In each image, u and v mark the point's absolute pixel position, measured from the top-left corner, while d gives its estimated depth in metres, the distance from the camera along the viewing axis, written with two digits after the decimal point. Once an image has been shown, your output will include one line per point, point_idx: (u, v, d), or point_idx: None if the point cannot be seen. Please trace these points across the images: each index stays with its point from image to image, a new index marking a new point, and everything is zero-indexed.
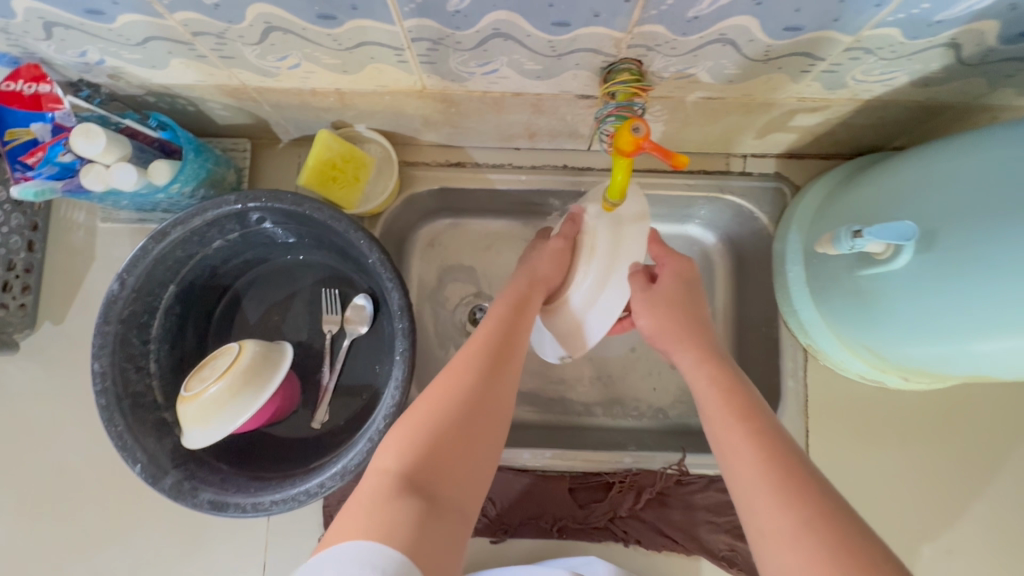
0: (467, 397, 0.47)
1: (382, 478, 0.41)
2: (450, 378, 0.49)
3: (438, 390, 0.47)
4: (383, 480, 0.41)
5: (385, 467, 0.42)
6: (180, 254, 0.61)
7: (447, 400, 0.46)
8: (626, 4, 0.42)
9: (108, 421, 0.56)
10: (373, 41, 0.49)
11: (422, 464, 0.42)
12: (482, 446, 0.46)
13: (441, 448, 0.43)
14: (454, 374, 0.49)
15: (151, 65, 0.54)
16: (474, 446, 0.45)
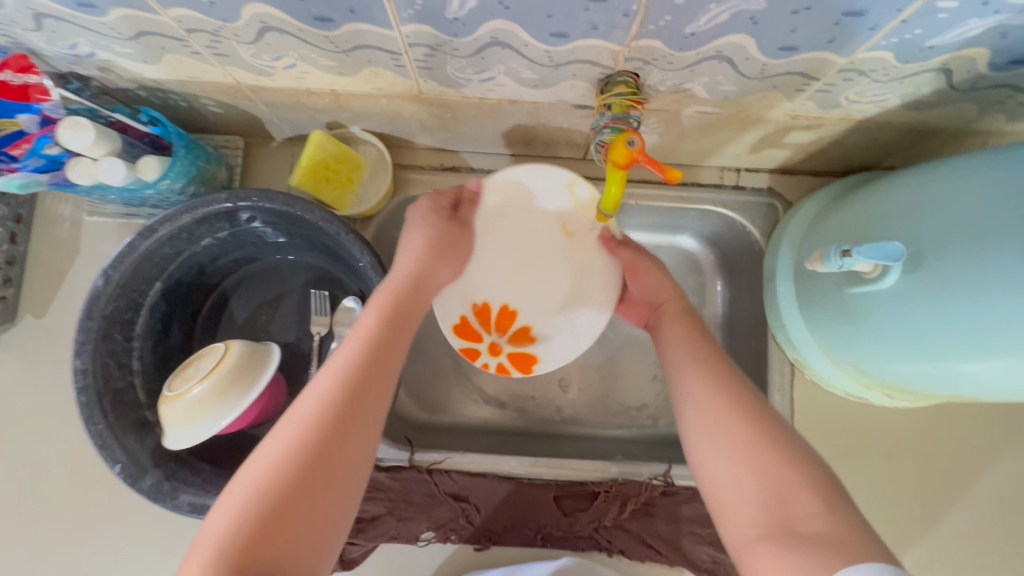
0: (310, 441, 0.40)
1: (208, 561, 0.36)
2: (293, 426, 0.41)
3: (275, 441, 0.40)
4: (204, 569, 0.36)
5: (209, 551, 0.37)
6: (167, 251, 0.61)
7: (284, 453, 0.40)
8: (625, 18, 0.42)
9: (87, 420, 0.55)
10: (369, 44, 0.48)
11: (253, 539, 0.37)
12: (335, 494, 0.40)
13: (276, 512, 0.38)
14: (300, 414, 0.42)
15: (143, 60, 0.53)
16: (315, 499, 0.39)
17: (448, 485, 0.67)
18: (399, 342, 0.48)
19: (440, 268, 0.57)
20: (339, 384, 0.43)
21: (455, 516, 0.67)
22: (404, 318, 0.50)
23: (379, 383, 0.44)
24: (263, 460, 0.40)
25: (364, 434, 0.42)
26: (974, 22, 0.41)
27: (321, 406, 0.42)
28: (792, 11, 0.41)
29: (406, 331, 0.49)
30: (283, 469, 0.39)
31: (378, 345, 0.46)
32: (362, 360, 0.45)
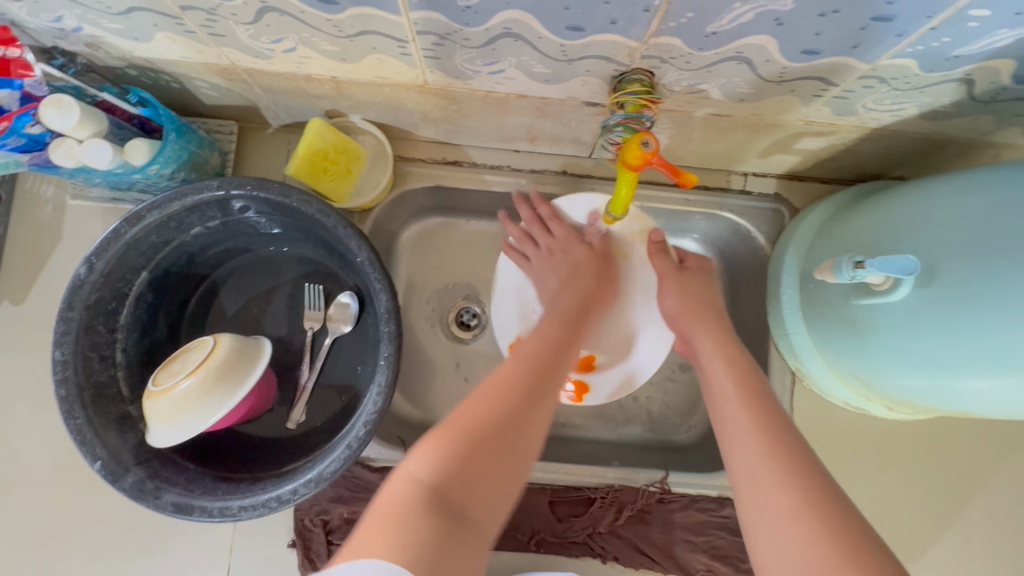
0: (503, 406, 0.46)
1: (412, 486, 0.40)
2: (484, 394, 0.47)
3: (469, 404, 0.46)
4: (410, 493, 0.39)
5: (411, 479, 0.40)
6: (154, 239, 0.58)
7: (479, 420, 0.45)
8: (645, 14, 0.40)
9: (67, 414, 0.53)
10: (376, 30, 0.46)
11: (450, 482, 0.40)
12: (517, 460, 0.44)
13: (477, 456, 0.42)
14: (494, 383, 0.48)
15: (133, 37, 0.51)
16: (505, 454, 0.44)
17: None
18: (567, 355, 0.55)
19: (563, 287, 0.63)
20: (529, 372, 0.50)
21: None
22: (573, 330, 0.59)
23: (556, 376, 0.52)
24: (458, 421, 0.45)
25: (546, 412, 0.49)
26: (1004, 32, 0.40)
27: (513, 383, 0.49)
28: (819, 13, 0.39)
29: (577, 340, 0.58)
30: (487, 421, 0.45)
31: (553, 351, 0.54)
32: (539, 354, 0.53)
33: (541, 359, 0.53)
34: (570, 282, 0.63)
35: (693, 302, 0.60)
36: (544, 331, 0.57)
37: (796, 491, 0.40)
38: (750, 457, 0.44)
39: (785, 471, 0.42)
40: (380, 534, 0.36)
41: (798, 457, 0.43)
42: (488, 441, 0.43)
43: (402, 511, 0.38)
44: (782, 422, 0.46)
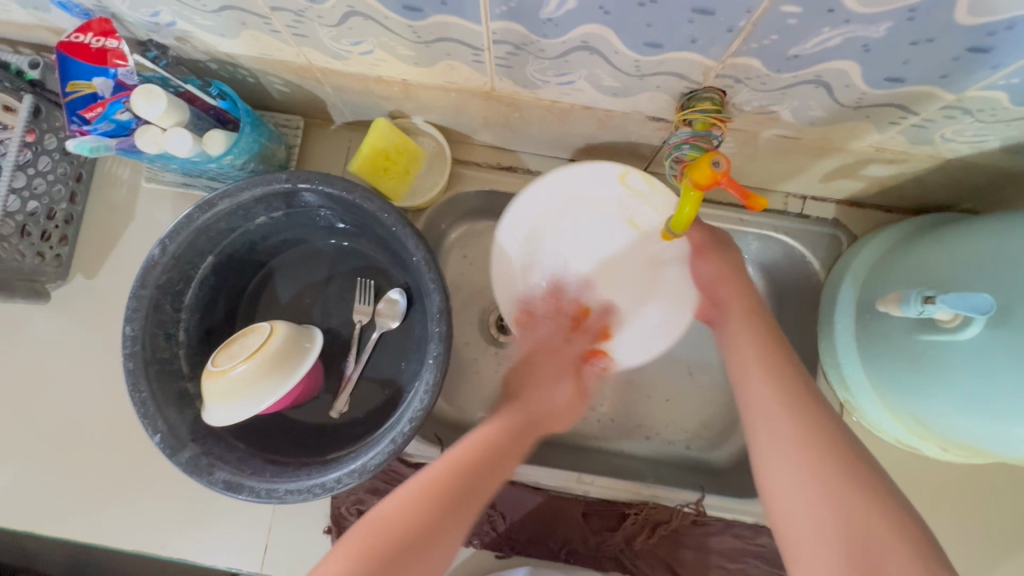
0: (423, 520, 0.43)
1: None
2: (402, 498, 0.44)
3: (392, 505, 0.43)
4: None
5: None
6: (223, 226, 0.61)
7: (391, 530, 0.42)
8: (729, 34, 0.40)
9: (133, 387, 0.56)
10: (453, 37, 0.47)
11: None
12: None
13: (379, 574, 0.40)
14: (422, 478, 0.46)
15: (221, 33, 0.53)
16: (410, 572, 0.41)
17: None
18: (515, 456, 0.51)
19: (557, 385, 0.60)
20: (464, 470, 0.46)
21: (479, 521, 0.66)
22: (530, 426, 0.55)
23: (491, 480, 0.47)
24: (372, 526, 0.42)
25: (466, 528, 0.45)
26: None
27: (441, 486, 0.45)
28: (911, 42, 0.38)
29: (524, 446, 0.53)
30: (402, 531, 0.42)
31: (506, 449, 0.50)
32: (485, 453, 0.49)
33: (482, 461, 0.48)
34: (541, 380, 0.60)
35: (724, 275, 0.58)
36: (497, 426, 0.52)
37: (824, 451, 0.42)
38: (781, 442, 0.44)
39: (808, 422, 0.44)
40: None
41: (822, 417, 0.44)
42: (394, 557, 0.41)
43: None
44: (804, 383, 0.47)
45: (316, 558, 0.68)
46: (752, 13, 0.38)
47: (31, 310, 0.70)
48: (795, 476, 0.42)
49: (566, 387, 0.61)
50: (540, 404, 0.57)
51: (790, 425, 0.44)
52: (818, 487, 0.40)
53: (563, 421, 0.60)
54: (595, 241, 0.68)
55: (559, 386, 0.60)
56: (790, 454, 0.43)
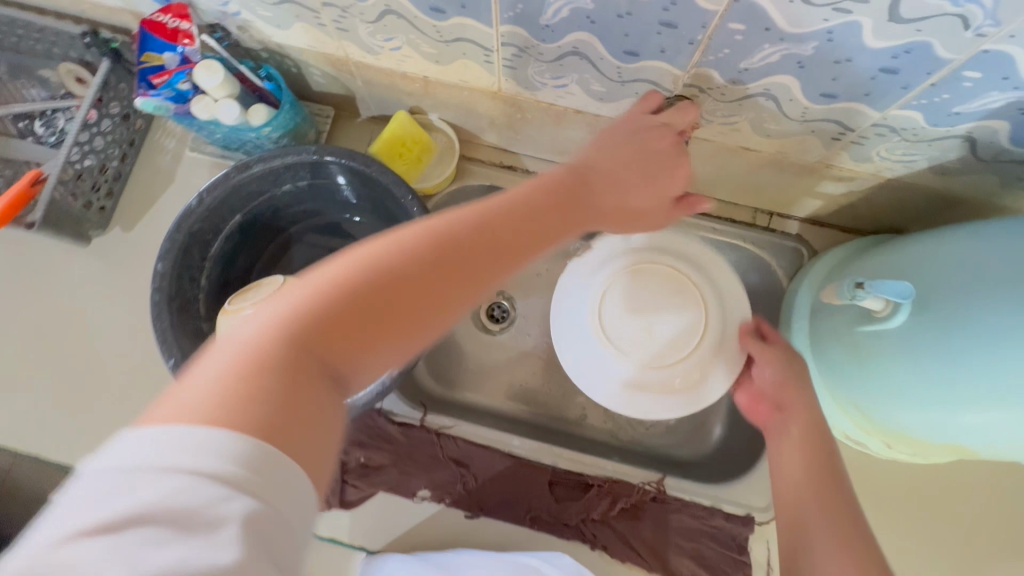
0: (420, 262, 0.38)
1: (280, 329, 0.34)
2: (387, 242, 0.39)
3: (390, 248, 0.38)
4: (271, 334, 0.34)
5: (284, 315, 0.35)
6: (254, 188, 0.69)
7: (379, 261, 0.37)
8: (690, 46, 0.50)
9: (156, 315, 0.62)
10: (468, 38, 0.57)
11: (320, 329, 0.35)
12: (420, 320, 0.38)
13: (363, 300, 0.36)
14: (428, 234, 0.40)
15: (277, 24, 0.63)
16: (403, 309, 0.37)
17: (452, 451, 0.72)
18: (551, 230, 0.45)
19: (626, 183, 0.53)
20: (479, 232, 0.41)
21: (452, 479, 0.71)
22: (568, 195, 0.48)
23: (502, 246, 0.42)
24: (364, 263, 0.37)
25: (475, 288, 0.40)
26: (996, 94, 0.46)
27: (449, 241, 0.40)
28: (835, 60, 0.47)
29: (558, 215, 0.46)
30: (397, 265, 0.38)
31: (529, 218, 0.44)
32: (508, 220, 0.43)
33: (495, 227, 0.42)
34: (613, 154, 0.53)
35: (788, 378, 0.59)
36: (523, 193, 0.46)
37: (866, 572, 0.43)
38: (821, 531, 0.47)
39: (851, 549, 0.45)
40: (218, 369, 0.31)
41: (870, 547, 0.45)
42: (387, 284, 0.37)
43: (250, 353, 0.32)
44: (852, 504, 0.49)
45: None
46: (706, 28, 0.47)
47: (71, 254, 0.78)
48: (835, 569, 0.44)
49: (646, 192, 0.55)
50: (584, 172, 0.51)
51: (840, 550, 0.45)
52: None
53: (618, 198, 0.53)
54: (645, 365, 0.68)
55: (619, 171, 0.53)
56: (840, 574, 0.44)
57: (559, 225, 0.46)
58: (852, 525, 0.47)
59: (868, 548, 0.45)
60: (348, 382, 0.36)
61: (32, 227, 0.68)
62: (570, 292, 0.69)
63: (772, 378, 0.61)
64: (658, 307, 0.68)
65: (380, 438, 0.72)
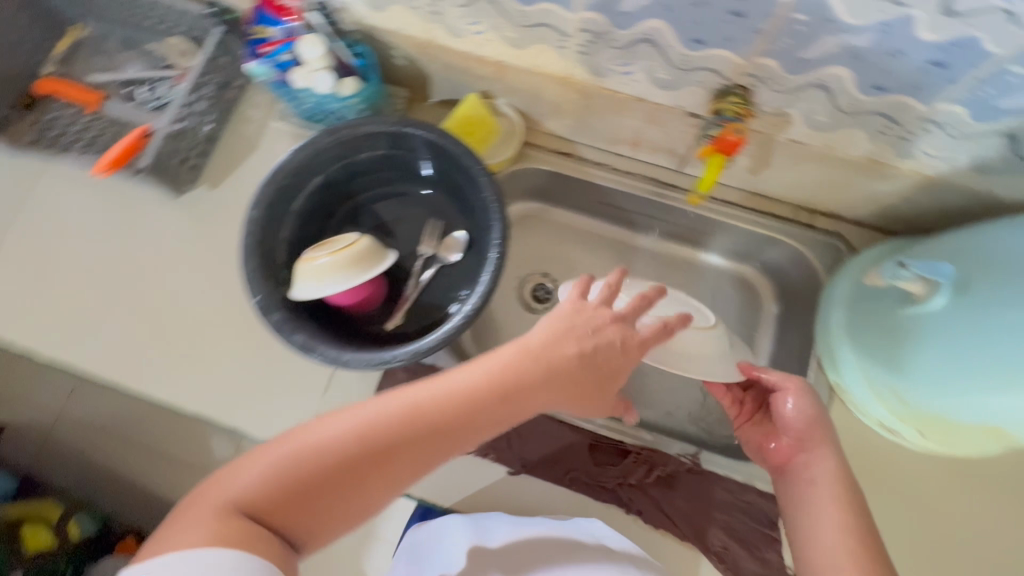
0: (353, 455, 0.47)
1: (250, 485, 0.46)
2: (334, 429, 0.48)
3: (335, 423, 0.48)
4: (243, 492, 0.45)
5: (261, 469, 0.47)
6: (336, 152, 0.76)
7: (318, 455, 0.47)
8: (755, 35, 0.55)
9: (246, 257, 0.69)
10: (549, 23, 0.63)
11: (270, 511, 0.46)
12: (368, 487, 0.48)
13: (302, 493, 0.46)
14: (382, 405, 0.49)
15: (375, 6, 0.71)
16: (342, 498, 0.47)
17: None
18: (487, 420, 0.50)
19: (592, 335, 0.54)
20: (405, 434, 0.48)
21: (497, 437, 0.75)
22: (501, 400, 0.51)
23: (427, 449, 0.49)
24: (311, 445, 0.47)
25: (391, 494, 0.49)
26: None
27: (370, 446, 0.48)
28: (888, 53, 0.52)
29: (480, 432, 0.50)
30: (325, 471, 0.47)
31: (458, 418, 0.49)
32: (439, 415, 0.49)
33: (415, 432, 0.49)
34: (563, 331, 0.54)
35: (816, 421, 0.63)
36: (461, 386, 0.50)
37: None
38: (837, 554, 0.54)
39: None
40: (248, 471, 0.47)
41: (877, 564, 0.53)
42: (325, 473, 0.47)
43: (210, 523, 0.43)
44: (871, 531, 0.56)
45: None
46: (772, 18, 0.53)
47: (164, 206, 0.87)
48: None
49: (604, 324, 0.55)
50: (528, 366, 0.52)
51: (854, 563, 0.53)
52: None
53: (555, 381, 0.52)
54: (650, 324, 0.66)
55: (577, 315, 0.55)
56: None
57: (485, 427, 0.50)
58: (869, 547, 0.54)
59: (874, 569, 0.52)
60: (316, 528, 0.47)
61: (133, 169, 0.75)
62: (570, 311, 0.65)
63: (802, 414, 0.64)
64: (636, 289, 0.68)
65: None
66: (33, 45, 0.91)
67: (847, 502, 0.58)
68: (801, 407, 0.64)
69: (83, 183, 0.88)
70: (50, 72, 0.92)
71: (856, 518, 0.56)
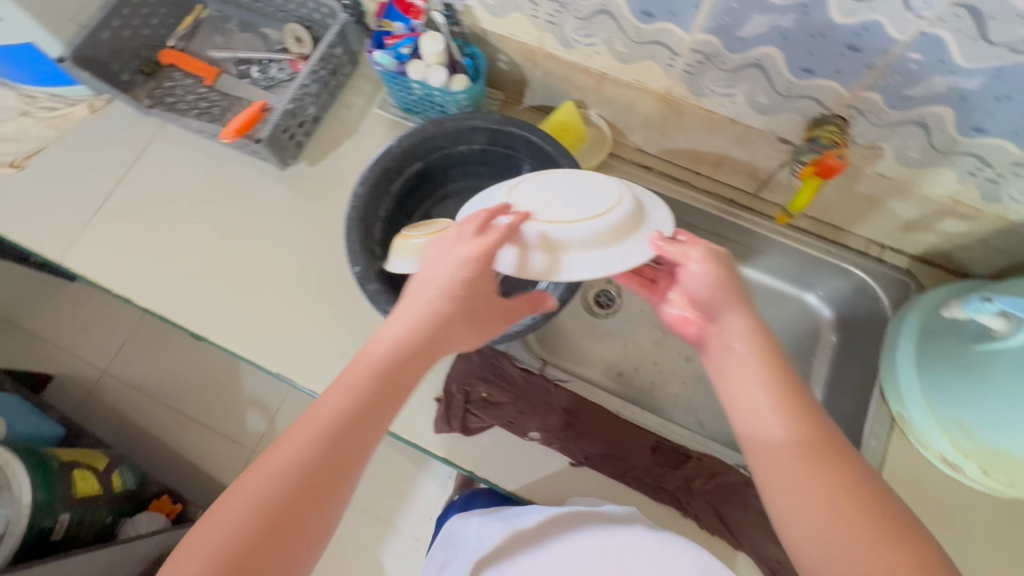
0: (283, 487, 0.42)
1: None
2: (282, 459, 0.44)
3: (247, 482, 0.43)
4: None
5: (196, 561, 0.39)
6: (439, 142, 0.81)
7: (248, 511, 0.41)
8: (865, 70, 0.59)
9: (349, 229, 0.74)
10: (663, 41, 0.68)
11: None
12: (318, 500, 0.43)
13: (251, 545, 0.40)
14: (294, 437, 0.45)
15: (495, 12, 0.77)
16: (298, 526, 0.42)
17: (565, 401, 0.79)
18: (394, 386, 0.49)
19: (467, 296, 0.54)
20: (329, 437, 0.45)
21: (563, 427, 0.77)
22: (394, 372, 0.49)
23: (379, 414, 0.47)
24: (231, 512, 0.41)
25: (348, 494, 0.45)
26: None
27: (301, 469, 0.43)
28: (996, 96, 0.55)
29: (397, 399, 0.49)
30: (263, 514, 0.41)
31: (368, 399, 0.47)
32: (348, 410, 0.46)
33: (332, 432, 0.45)
34: (444, 293, 0.53)
35: (733, 283, 0.58)
36: (350, 382, 0.48)
37: (820, 464, 0.46)
38: (775, 424, 0.49)
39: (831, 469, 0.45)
40: (213, 537, 0.40)
41: (827, 438, 0.48)
42: (268, 520, 0.41)
43: None
44: (806, 397, 0.51)
45: (416, 421, 0.78)
46: (887, 55, 0.56)
47: (268, 179, 0.93)
48: (802, 480, 0.45)
49: (483, 284, 0.55)
50: (394, 335, 0.51)
51: (800, 443, 0.47)
52: (807, 472, 0.46)
53: (444, 334, 0.52)
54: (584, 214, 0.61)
55: (433, 273, 0.55)
56: (779, 459, 0.47)
57: (394, 397, 0.48)
58: (802, 410, 0.49)
59: (817, 435, 0.48)
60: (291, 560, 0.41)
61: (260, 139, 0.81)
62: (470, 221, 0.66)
63: (706, 280, 0.58)
64: (564, 191, 0.64)
65: (504, 378, 0.80)
66: (163, 20, 0.98)
67: (783, 390, 0.51)
68: (704, 268, 0.58)
69: (194, 149, 0.94)
70: (173, 45, 0.99)
71: (795, 409, 0.49)
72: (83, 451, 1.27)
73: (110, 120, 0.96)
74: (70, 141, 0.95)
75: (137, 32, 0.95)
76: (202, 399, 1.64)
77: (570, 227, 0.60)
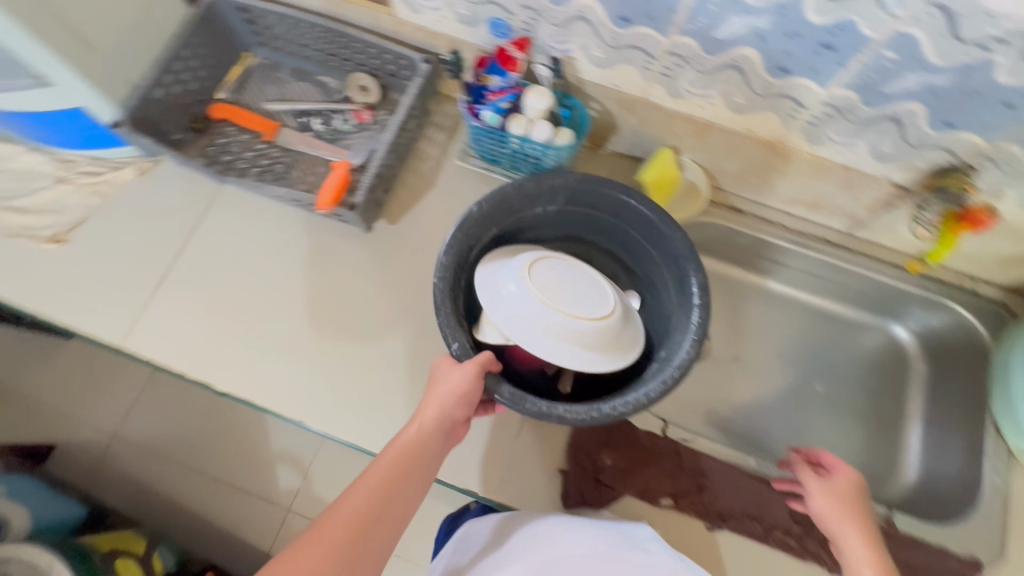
0: (332, 551, 0.54)
1: None
2: (333, 526, 0.56)
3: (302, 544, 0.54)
4: None
5: None
6: (516, 204, 0.76)
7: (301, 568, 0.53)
8: (1015, 125, 0.59)
9: (438, 306, 0.67)
10: (793, 95, 0.66)
11: None
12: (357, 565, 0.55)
13: None
14: (339, 510, 0.57)
15: (602, 64, 0.74)
16: None
17: (693, 462, 0.77)
18: (416, 473, 0.61)
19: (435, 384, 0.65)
20: (366, 511, 0.57)
21: (694, 490, 0.74)
22: (412, 464, 0.61)
23: (414, 480, 0.60)
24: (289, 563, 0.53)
25: (377, 559, 0.56)
26: None
27: (343, 536, 0.55)
28: None
29: (416, 482, 0.61)
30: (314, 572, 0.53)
31: (393, 482, 0.59)
32: (379, 492, 0.58)
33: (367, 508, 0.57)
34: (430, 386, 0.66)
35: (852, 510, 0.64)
36: (380, 468, 0.60)
37: None
38: None
39: None
40: None
41: None
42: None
43: None
44: None
45: (544, 494, 0.74)
46: None
47: (344, 239, 0.87)
48: None
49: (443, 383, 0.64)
50: (414, 430, 0.62)
51: None
52: None
53: (442, 420, 0.63)
54: (592, 308, 0.70)
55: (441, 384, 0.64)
56: None
57: (421, 481, 0.61)
58: None
59: None
60: None
61: (352, 207, 0.78)
62: (488, 289, 0.72)
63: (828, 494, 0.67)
64: (570, 281, 0.72)
65: (628, 443, 0.77)
66: (210, 72, 0.91)
67: None
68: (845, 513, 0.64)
69: (260, 211, 0.88)
70: (222, 97, 0.92)
71: None
72: (118, 537, 1.12)
73: (160, 182, 0.88)
74: (117, 209, 0.86)
75: (187, 87, 0.87)
76: (229, 455, 1.35)
77: (591, 318, 0.69)
